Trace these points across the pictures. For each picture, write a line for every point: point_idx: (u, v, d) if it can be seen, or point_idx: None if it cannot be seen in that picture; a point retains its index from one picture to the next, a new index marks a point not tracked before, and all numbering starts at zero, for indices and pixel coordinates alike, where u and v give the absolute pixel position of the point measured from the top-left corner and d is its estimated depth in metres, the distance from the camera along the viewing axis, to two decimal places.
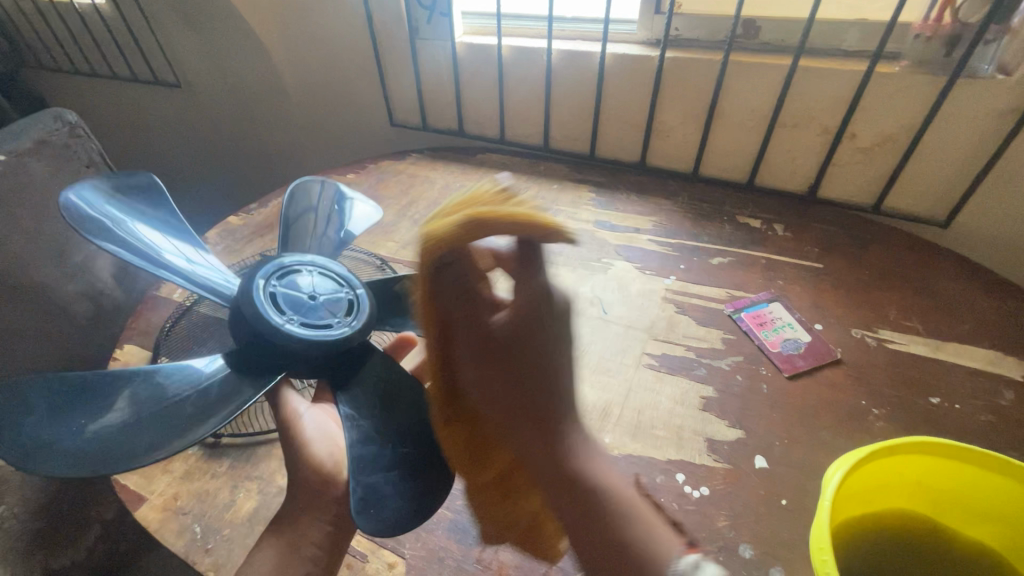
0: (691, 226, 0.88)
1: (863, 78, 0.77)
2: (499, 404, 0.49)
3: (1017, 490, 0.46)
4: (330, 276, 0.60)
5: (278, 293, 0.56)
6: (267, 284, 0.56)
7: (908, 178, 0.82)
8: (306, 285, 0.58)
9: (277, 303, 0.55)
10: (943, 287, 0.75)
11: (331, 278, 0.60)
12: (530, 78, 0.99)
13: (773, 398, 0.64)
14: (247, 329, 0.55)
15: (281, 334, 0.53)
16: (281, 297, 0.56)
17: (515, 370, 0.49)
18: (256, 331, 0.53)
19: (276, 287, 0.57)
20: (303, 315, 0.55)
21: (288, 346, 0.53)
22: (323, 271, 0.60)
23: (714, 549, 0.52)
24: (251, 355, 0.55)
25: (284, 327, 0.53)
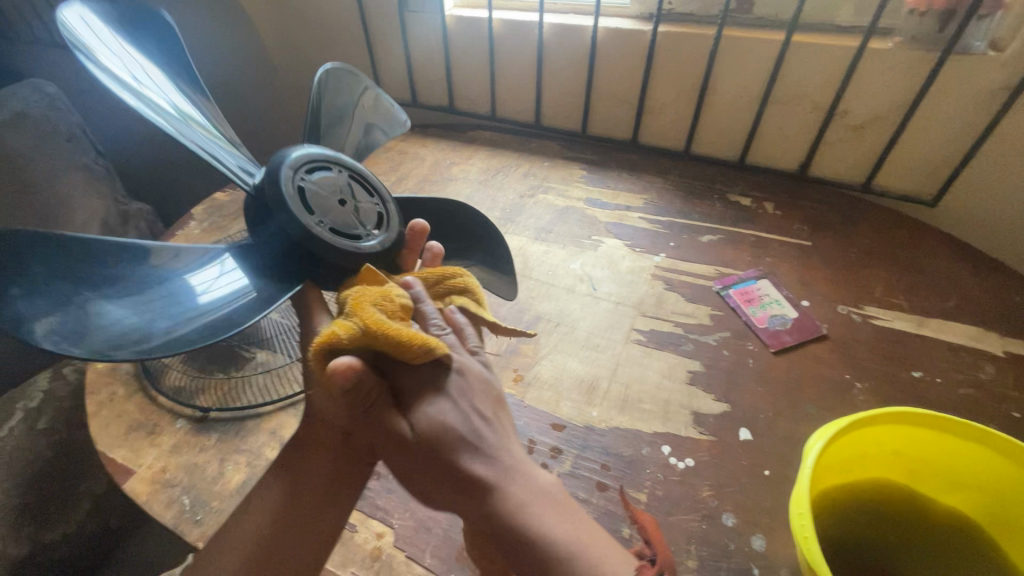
0: (682, 204, 0.88)
1: (855, 54, 0.77)
2: (431, 494, 0.42)
3: (991, 457, 0.47)
4: (365, 181, 0.51)
5: (310, 187, 0.47)
6: (296, 176, 0.47)
7: (898, 156, 0.82)
8: (338, 185, 0.49)
9: (305, 199, 0.46)
10: (928, 264, 0.76)
11: (364, 185, 0.51)
12: (522, 53, 0.97)
13: (758, 372, 0.64)
14: (269, 222, 0.46)
15: (314, 238, 0.45)
16: (308, 193, 0.47)
17: (431, 464, 0.41)
18: (285, 231, 0.45)
19: (305, 181, 0.47)
20: (335, 221, 0.47)
21: (322, 255, 0.46)
22: (356, 174, 0.51)
23: (697, 517, 0.53)
24: (275, 261, 0.47)
25: (316, 232, 0.45)
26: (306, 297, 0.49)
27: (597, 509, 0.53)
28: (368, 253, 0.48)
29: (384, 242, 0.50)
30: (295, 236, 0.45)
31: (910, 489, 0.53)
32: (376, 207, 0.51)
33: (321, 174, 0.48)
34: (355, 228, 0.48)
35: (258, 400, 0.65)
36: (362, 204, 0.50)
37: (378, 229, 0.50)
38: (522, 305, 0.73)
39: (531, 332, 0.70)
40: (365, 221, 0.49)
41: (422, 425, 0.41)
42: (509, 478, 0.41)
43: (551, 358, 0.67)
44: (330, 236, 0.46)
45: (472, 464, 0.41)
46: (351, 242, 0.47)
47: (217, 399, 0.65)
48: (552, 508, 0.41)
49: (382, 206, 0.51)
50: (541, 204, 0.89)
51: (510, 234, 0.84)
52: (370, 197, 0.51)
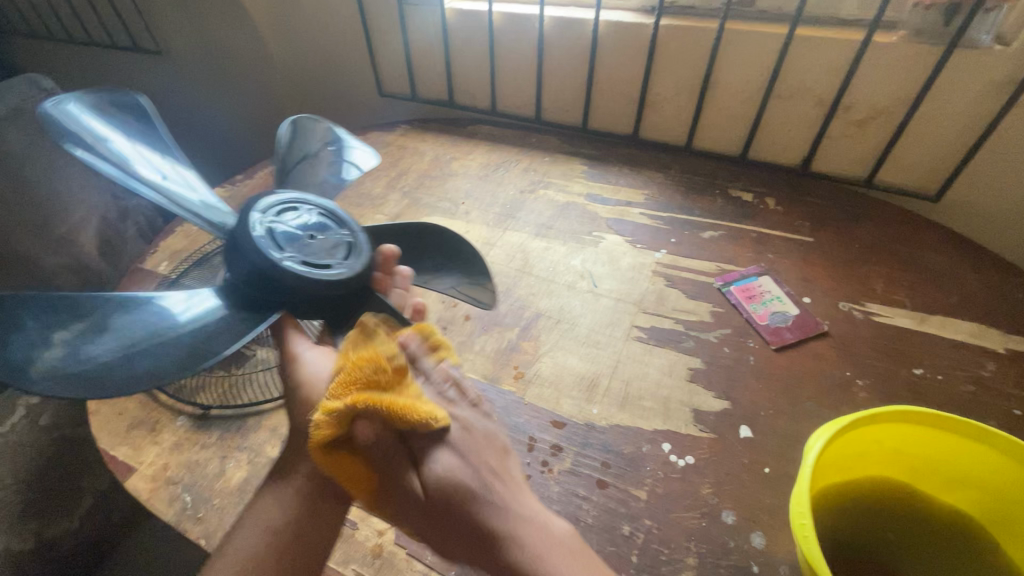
0: (683, 200, 0.87)
1: (860, 48, 0.76)
2: (447, 550, 0.44)
3: (993, 456, 0.47)
4: (332, 217, 0.54)
5: (276, 227, 0.49)
6: (263, 219, 0.50)
7: (902, 150, 0.82)
8: (304, 223, 0.51)
9: (274, 237, 0.49)
10: (931, 261, 0.75)
11: (331, 220, 0.53)
12: (522, 46, 0.96)
13: (759, 369, 0.64)
14: (240, 261, 0.48)
15: (281, 270, 0.47)
16: (276, 232, 0.49)
17: (445, 523, 0.43)
18: (254, 266, 0.47)
19: (273, 223, 0.50)
20: (302, 253, 0.49)
21: (292, 284, 0.47)
22: (324, 212, 0.54)
23: (697, 515, 0.53)
24: (252, 295, 0.48)
25: (285, 262, 0.47)
26: (280, 325, 0.52)
27: (597, 507, 0.53)
28: (341, 278, 0.49)
29: (355, 267, 0.50)
30: (265, 269, 0.47)
31: (911, 487, 0.53)
32: (345, 238, 0.52)
33: (287, 216, 0.51)
34: (325, 258, 0.50)
35: (258, 398, 0.65)
36: (331, 237, 0.52)
37: (350, 257, 0.51)
38: (523, 302, 0.73)
39: (532, 329, 0.70)
40: (334, 252, 0.51)
41: (435, 484, 0.43)
42: (519, 523, 0.42)
43: (551, 356, 0.66)
44: (300, 268, 0.47)
45: (484, 518, 0.42)
46: (320, 272, 0.48)
47: (218, 397, 0.65)
48: (566, 553, 0.41)
49: (353, 236, 0.53)
50: (542, 199, 0.89)
51: (511, 231, 0.84)
52: (337, 230, 0.53)
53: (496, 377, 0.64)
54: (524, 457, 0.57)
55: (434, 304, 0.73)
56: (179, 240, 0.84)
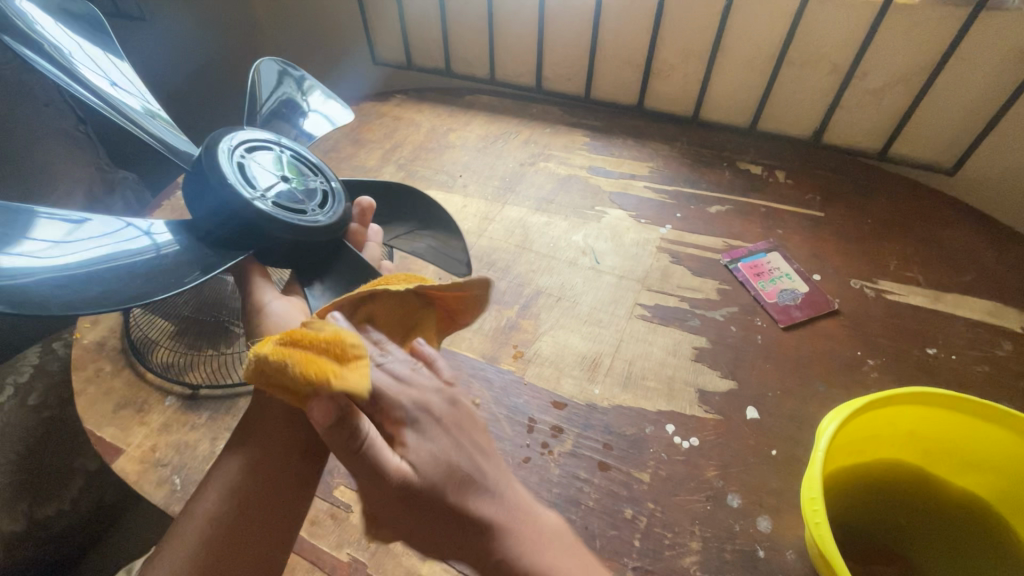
0: (690, 173, 0.84)
1: (880, 11, 0.71)
2: (422, 537, 0.37)
3: (1013, 440, 0.45)
4: (307, 162, 0.55)
5: (248, 164, 0.49)
6: (236, 153, 0.50)
7: (919, 120, 0.78)
8: (280, 165, 0.52)
9: (246, 175, 0.49)
10: (947, 237, 0.73)
11: (307, 165, 0.54)
12: (522, 9, 0.92)
13: (767, 348, 0.62)
14: (211, 203, 0.47)
15: (253, 209, 0.47)
16: (248, 170, 0.49)
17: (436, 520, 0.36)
18: (225, 204, 0.46)
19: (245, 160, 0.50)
20: (275, 195, 0.49)
21: (269, 227, 0.47)
22: (296, 156, 0.54)
23: (702, 498, 0.51)
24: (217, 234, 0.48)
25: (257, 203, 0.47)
26: (244, 268, 0.51)
27: (599, 490, 0.52)
28: (319, 227, 0.50)
29: (331, 217, 0.51)
30: (238, 205, 0.46)
31: (922, 471, 0.51)
32: (321, 185, 0.54)
33: (263, 154, 0.52)
34: (301, 203, 0.50)
35: (250, 377, 0.63)
36: (304, 185, 0.52)
37: (324, 207, 0.52)
38: (522, 279, 0.70)
39: (531, 307, 0.67)
40: (308, 198, 0.51)
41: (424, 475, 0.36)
42: (515, 514, 0.38)
43: (552, 334, 0.64)
44: (272, 207, 0.48)
45: (480, 507, 0.37)
46: (293, 215, 0.49)
47: (207, 376, 0.63)
48: (560, 554, 0.39)
49: (325, 186, 0.54)
50: (543, 172, 0.85)
51: (510, 205, 0.80)
52: (313, 176, 0.54)
53: (495, 357, 0.62)
54: (524, 438, 0.55)
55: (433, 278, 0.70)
56: (166, 215, 0.81)
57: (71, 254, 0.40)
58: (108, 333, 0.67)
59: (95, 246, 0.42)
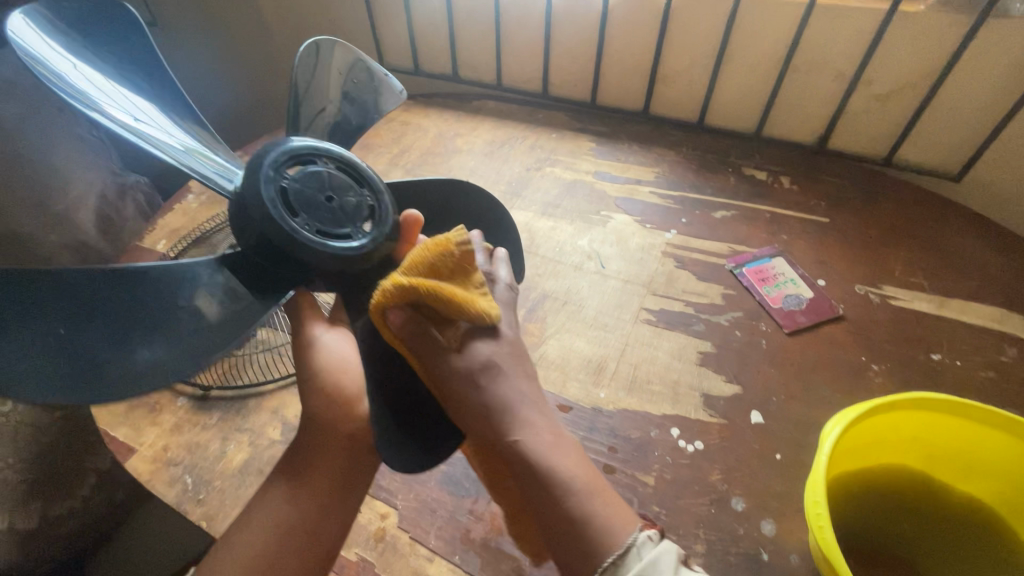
0: (695, 178, 0.84)
1: (884, 19, 0.72)
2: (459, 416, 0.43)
3: (1015, 445, 0.45)
4: (354, 171, 0.46)
5: (290, 186, 0.42)
6: (279, 176, 0.42)
7: (924, 127, 0.78)
8: (321, 177, 0.43)
9: (289, 201, 0.42)
10: (952, 243, 0.73)
11: (351, 175, 0.45)
12: (529, 16, 0.93)
13: (772, 353, 0.63)
14: (248, 227, 0.42)
15: (297, 244, 0.41)
16: (292, 194, 0.42)
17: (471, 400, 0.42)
18: (264, 237, 0.41)
19: (289, 180, 0.42)
20: (319, 220, 0.42)
21: (311, 260, 0.42)
22: (343, 165, 0.46)
23: (706, 501, 0.52)
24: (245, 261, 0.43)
25: (302, 237, 0.41)
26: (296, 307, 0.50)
27: None
28: (364, 252, 0.44)
29: (377, 240, 0.45)
30: (279, 240, 0.41)
31: (924, 475, 0.52)
32: (367, 200, 0.45)
33: (304, 170, 0.43)
34: (345, 227, 0.44)
35: (260, 378, 0.64)
36: (354, 199, 0.45)
37: (371, 226, 0.45)
38: (528, 283, 0.71)
39: (538, 311, 0.68)
40: (356, 220, 0.44)
41: (469, 359, 0.43)
42: (537, 416, 0.43)
43: (558, 338, 0.65)
44: (315, 241, 0.42)
45: (510, 399, 0.43)
46: (337, 246, 0.43)
47: (218, 377, 0.64)
48: (573, 459, 0.42)
49: (375, 199, 0.46)
50: (549, 177, 0.86)
51: (517, 210, 0.81)
52: (359, 187, 0.45)
53: None
54: None
55: None
56: (178, 218, 0.82)
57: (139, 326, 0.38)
58: None
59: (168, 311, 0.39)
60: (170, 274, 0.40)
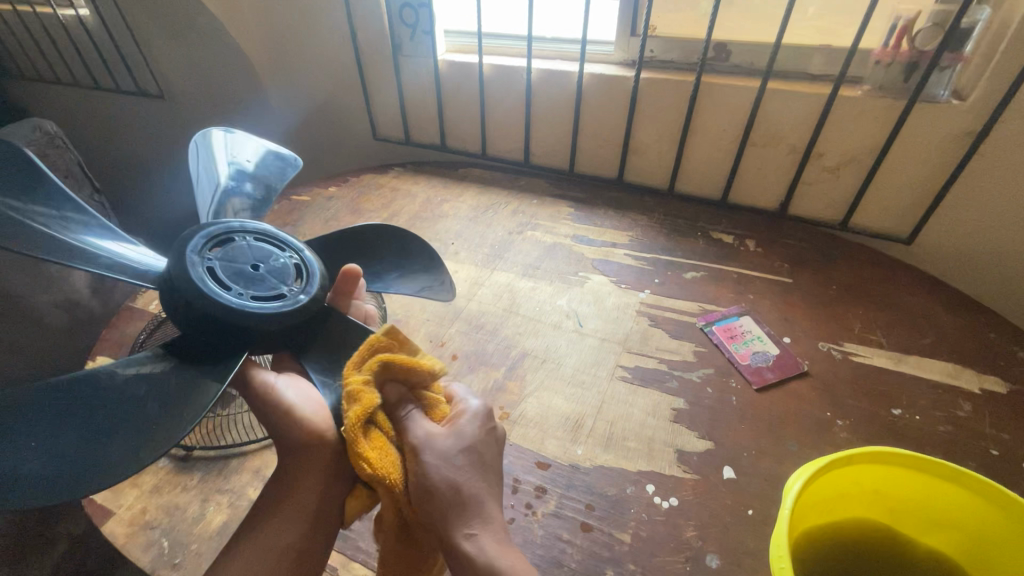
0: (667, 242, 0.90)
1: (828, 101, 0.80)
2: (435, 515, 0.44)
3: (967, 498, 0.47)
4: (272, 241, 0.53)
5: (218, 266, 0.48)
6: (202, 259, 0.48)
7: (873, 195, 0.85)
8: (242, 250, 0.50)
9: (217, 278, 0.47)
10: (906, 301, 0.78)
11: (271, 244, 0.53)
12: (511, 95, 1.01)
13: (741, 409, 0.65)
14: (182, 307, 0.46)
15: (235, 309, 0.46)
16: (218, 271, 0.48)
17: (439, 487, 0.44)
18: (196, 309, 0.45)
19: (212, 262, 0.48)
20: (250, 287, 0.48)
21: (251, 325, 0.47)
22: (259, 236, 0.53)
23: (682, 560, 0.52)
24: (207, 347, 0.47)
25: (234, 304, 0.46)
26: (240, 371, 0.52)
27: (581, 551, 0.53)
28: (300, 307, 0.50)
29: (308, 292, 0.51)
30: (215, 311, 0.46)
31: (890, 528, 0.54)
32: (292, 260, 0.53)
33: (225, 249, 0.50)
34: (277, 290, 0.50)
35: (242, 439, 0.65)
36: (274, 263, 0.51)
37: (300, 282, 0.52)
38: (509, 341, 0.74)
39: (518, 369, 0.70)
40: (285, 279, 0.51)
41: (437, 443, 0.46)
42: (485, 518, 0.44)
43: (536, 396, 0.67)
44: (251, 305, 0.47)
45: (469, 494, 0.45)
46: (276, 303, 0.49)
47: (201, 437, 0.65)
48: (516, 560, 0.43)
49: (297, 259, 0.53)
50: (529, 240, 0.91)
51: (498, 271, 0.85)
52: (280, 252, 0.52)
53: None
54: (508, 499, 0.57)
55: (422, 345, 0.74)
56: None
57: (122, 415, 0.42)
58: None
59: (131, 393, 0.44)
60: (120, 374, 0.45)
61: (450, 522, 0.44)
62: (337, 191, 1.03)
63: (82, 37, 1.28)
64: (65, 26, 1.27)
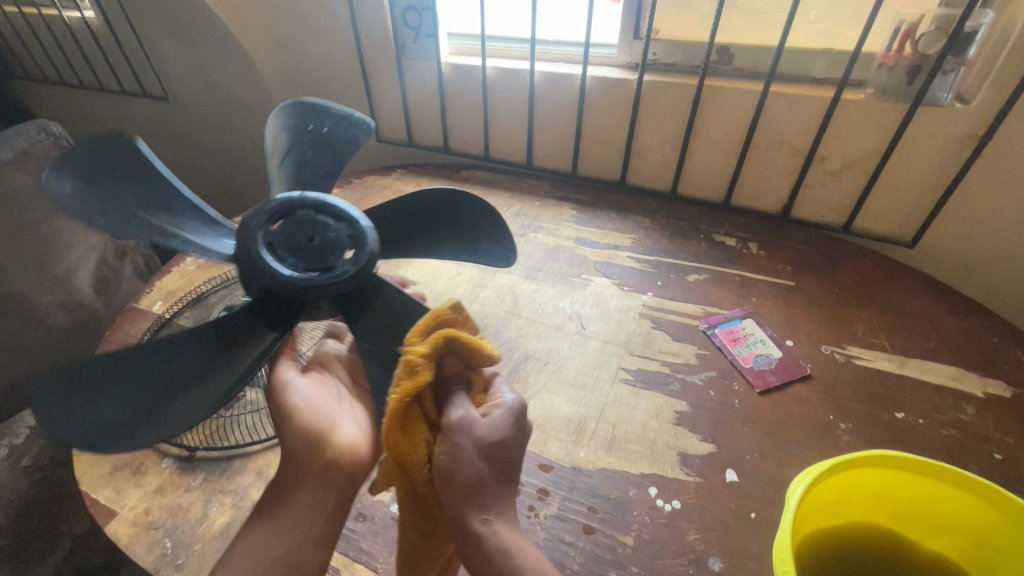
0: (669, 244, 0.90)
1: (831, 104, 0.80)
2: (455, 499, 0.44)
3: (970, 502, 0.47)
4: (328, 207, 0.49)
5: (274, 239, 0.46)
6: (262, 231, 0.46)
7: (876, 198, 0.85)
8: (302, 218, 0.47)
9: (273, 250, 0.46)
10: (909, 305, 0.78)
11: (327, 211, 0.48)
12: (513, 98, 1.02)
13: (743, 412, 0.65)
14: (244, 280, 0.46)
15: (285, 286, 0.45)
16: (272, 244, 0.46)
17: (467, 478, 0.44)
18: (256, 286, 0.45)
19: (268, 234, 0.47)
20: (301, 261, 0.46)
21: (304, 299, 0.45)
22: (316, 204, 0.48)
23: (685, 563, 0.52)
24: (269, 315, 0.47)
25: (284, 280, 0.45)
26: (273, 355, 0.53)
27: (583, 554, 0.53)
28: (346, 282, 0.46)
29: (359, 264, 0.47)
30: (270, 288, 0.45)
31: (892, 532, 0.53)
32: (346, 230, 0.48)
33: (283, 220, 0.47)
34: (327, 262, 0.47)
35: (246, 440, 0.65)
36: (329, 233, 0.47)
37: (353, 253, 0.47)
38: (512, 343, 0.74)
39: (520, 371, 0.70)
40: (336, 250, 0.47)
41: (479, 434, 0.44)
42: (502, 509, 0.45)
43: (539, 398, 0.67)
44: (299, 280, 0.45)
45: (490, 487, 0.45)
46: (325, 278, 0.46)
47: (204, 438, 0.65)
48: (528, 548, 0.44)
49: (353, 228, 0.48)
50: (532, 243, 0.91)
51: (501, 273, 0.86)
52: (335, 221, 0.48)
53: None
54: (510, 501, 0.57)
55: None
56: (175, 281, 0.85)
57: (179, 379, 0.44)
58: None
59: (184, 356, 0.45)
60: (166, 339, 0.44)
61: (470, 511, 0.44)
62: (340, 193, 1.03)
63: (87, 39, 1.29)
64: (70, 28, 1.28)
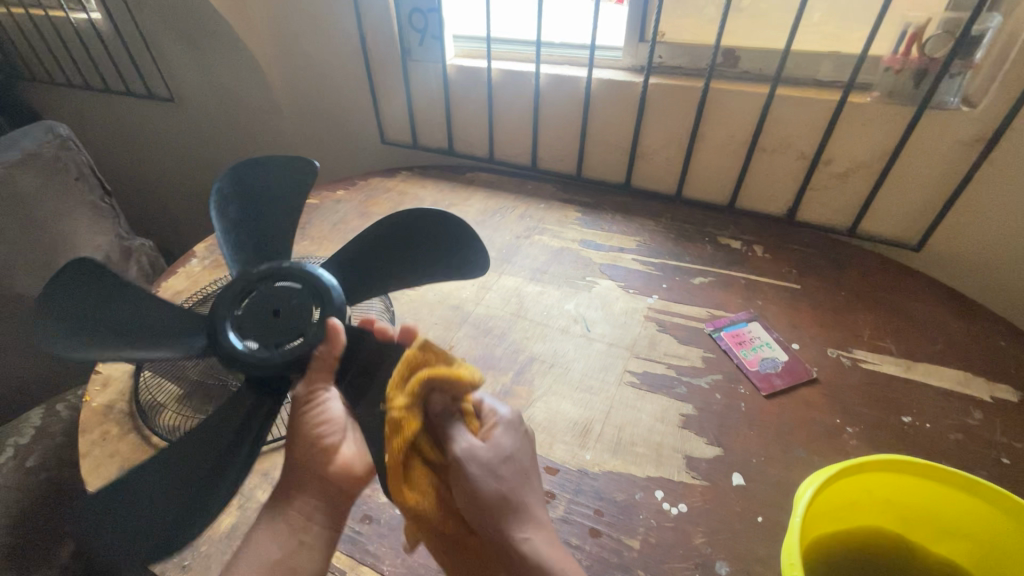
0: (674, 247, 0.90)
1: (837, 108, 0.80)
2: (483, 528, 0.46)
3: (980, 506, 0.47)
4: (286, 276, 0.57)
5: (243, 317, 0.54)
6: (229, 313, 0.54)
7: (882, 201, 0.85)
8: (266, 296, 0.55)
9: (244, 327, 0.54)
10: (915, 308, 0.78)
11: (288, 281, 0.56)
12: (518, 100, 1.02)
13: (749, 415, 0.65)
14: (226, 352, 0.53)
15: (264, 357, 0.52)
16: (244, 322, 0.54)
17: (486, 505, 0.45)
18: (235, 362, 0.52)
19: (237, 314, 0.54)
20: (271, 331, 0.53)
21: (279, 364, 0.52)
22: (276, 273, 0.57)
23: (691, 567, 0.52)
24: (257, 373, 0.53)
25: (259, 353, 0.52)
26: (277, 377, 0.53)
27: (590, 557, 0.53)
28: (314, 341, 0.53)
29: (326, 324, 0.54)
30: (248, 360, 0.52)
31: (901, 537, 0.53)
32: (308, 293, 0.56)
33: (248, 298, 0.55)
34: (297, 326, 0.54)
35: None
36: (293, 302, 0.55)
37: (320, 314, 0.55)
38: (517, 345, 0.74)
39: (526, 373, 0.70)
40: (304, 314, 0.55)
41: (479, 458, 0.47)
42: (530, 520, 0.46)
43: (544, 400, 0.67)
44: (275, 350, 0.52)
45: (514, 503, 0.46)
46: (298, 342, 0.53)
47: None
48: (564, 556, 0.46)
49: (312, 293, 0.56)
50: (537, 245, 0.91)
51: (506, 275, 0.86)
52: (296, 288, 0.56)
53: None
54: None
55: None
56: (180, 281, 0.85)
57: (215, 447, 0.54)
58: (117, 396, 0.68)
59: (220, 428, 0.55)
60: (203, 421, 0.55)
61: (497, 531, 0.45)
62: (345, 195, 1.03)
63: (94, 41, 1.29)
64: (77, 30, 1.28)
